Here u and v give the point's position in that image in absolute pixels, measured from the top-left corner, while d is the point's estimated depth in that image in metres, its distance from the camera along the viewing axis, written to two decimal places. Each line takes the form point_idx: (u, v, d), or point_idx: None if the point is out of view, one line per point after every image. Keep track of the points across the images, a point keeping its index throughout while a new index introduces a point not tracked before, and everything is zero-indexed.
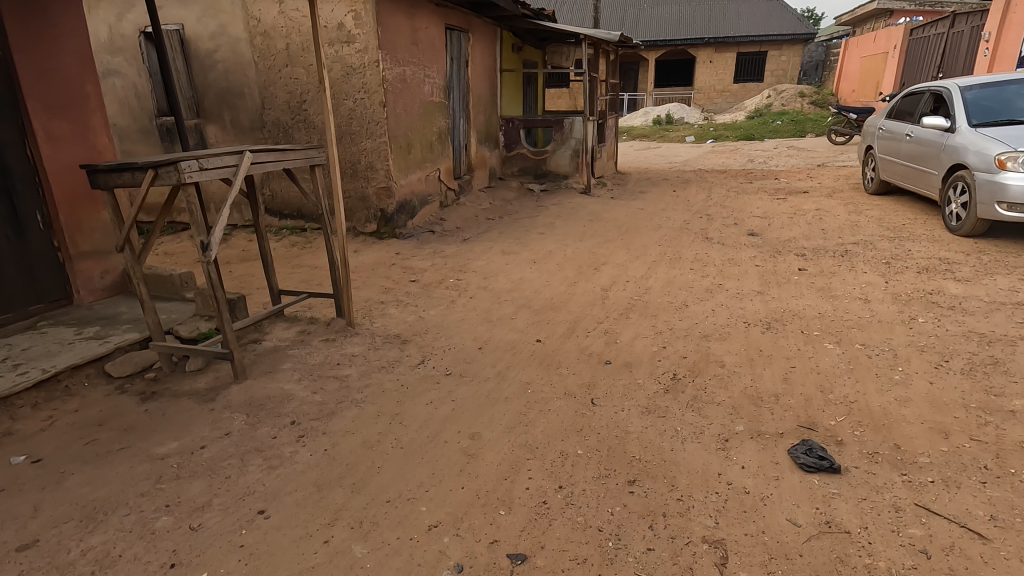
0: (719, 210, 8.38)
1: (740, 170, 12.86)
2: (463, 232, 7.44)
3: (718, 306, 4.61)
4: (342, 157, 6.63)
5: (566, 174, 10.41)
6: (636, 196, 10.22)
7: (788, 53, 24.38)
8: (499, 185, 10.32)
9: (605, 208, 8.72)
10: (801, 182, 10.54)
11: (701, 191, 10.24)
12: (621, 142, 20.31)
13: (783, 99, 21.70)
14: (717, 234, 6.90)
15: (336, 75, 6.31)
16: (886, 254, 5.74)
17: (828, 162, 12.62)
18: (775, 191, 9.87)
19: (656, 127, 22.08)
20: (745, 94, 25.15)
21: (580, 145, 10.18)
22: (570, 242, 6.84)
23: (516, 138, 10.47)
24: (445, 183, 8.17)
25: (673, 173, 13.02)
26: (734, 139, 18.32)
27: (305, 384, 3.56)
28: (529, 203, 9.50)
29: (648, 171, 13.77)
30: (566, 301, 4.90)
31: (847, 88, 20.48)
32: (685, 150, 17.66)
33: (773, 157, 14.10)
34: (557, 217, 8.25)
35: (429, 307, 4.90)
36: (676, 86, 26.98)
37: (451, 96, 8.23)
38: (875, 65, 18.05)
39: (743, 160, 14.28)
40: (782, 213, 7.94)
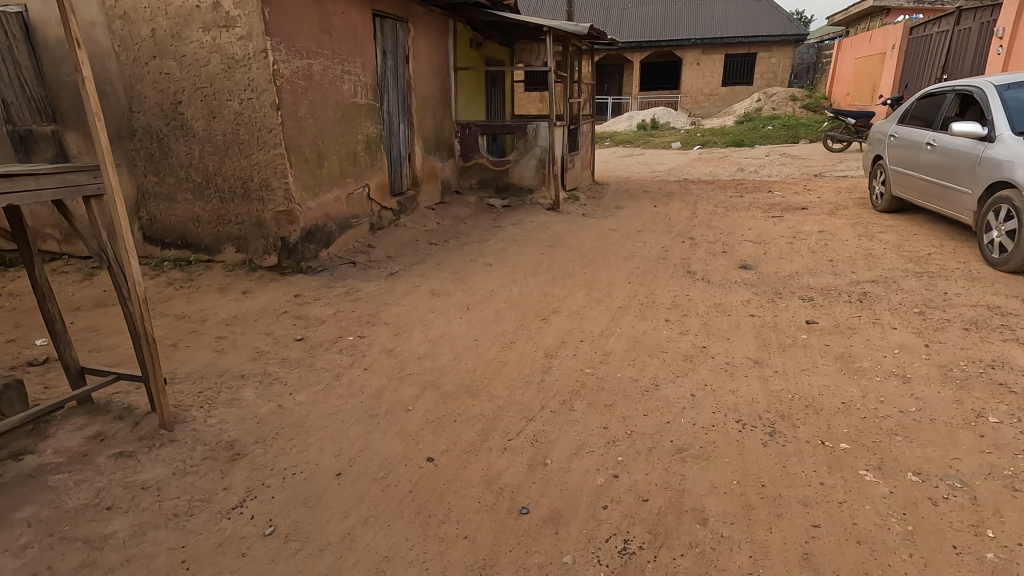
0: (704, 231, 7.12)
1: (730, 181, 11.63)
2: (393, 263, 6.10)
3: (699, 387, 3.30)
4: (231, 172, 5.27)
5: (531, 187, 9.11)
6: (610, 213, 8.93)
7: (778, 55, 23.34)
8: (454, 201, 8.98)
9: (572, 230, 7.40)
10: (798, 196, 9.32)
11: (685, 207, 8.98)
12: (603, 149, 19.08)
13: (773, 103, 20.57)
14: (701, 266, 5.62)
15: (215, 69, 4.96)
16: (916, 298, 4.48)
17: (826, 172, 11.42)
18: (768, 206, 8.62)
19: (641, 132, 20.87)
20: (734, 98, 24.06)
21: (546, 154, 8.88)
22: (520, 277, 5.52)
23: (473, 146, 9.13)
24: (378, 201, 6.82)
25: (655, 184, 11.78)
26: (723, 146, 17.14)
27: (24, 561, 2.17)
28: (486, 221, 8.16)
29: (629, 182, 12.51)
30: (492, 376, 3.57)
31: (841, 92, 19.39)
32: (671, 157, 16.43)
33: (765, 166, 12.90)
34: (514, 241, 6.93)
35: (303, 385, 3.54)
36: (661, 89, 25.87)
37: (385, 97, 6.90)
38: (872, 67, 16.97)
39: (732, 169, 13.07)
40: (779, 236, 6.68)
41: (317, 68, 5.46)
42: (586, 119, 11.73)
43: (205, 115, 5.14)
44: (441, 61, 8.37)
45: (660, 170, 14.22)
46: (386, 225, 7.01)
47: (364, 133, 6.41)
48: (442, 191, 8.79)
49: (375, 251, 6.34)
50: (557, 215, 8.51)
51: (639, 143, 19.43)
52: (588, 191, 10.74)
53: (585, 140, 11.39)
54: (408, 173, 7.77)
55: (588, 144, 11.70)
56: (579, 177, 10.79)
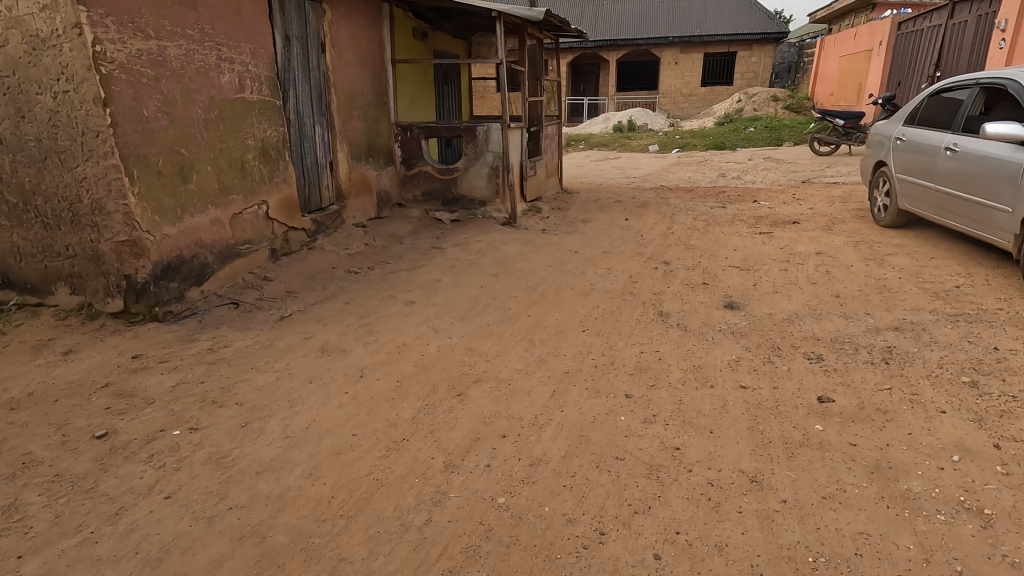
0: (681, 254, 5.97)
1: (711, 188, 10.55)
2: (290, 303, 4.82)
3: (666, 540, 2.10)
4: (53, 191, 3.96)
5: (483, 199, 7.89)
6: (574, 229, 7.73)
7: (759, 54, 22.47)
8: (393, 216, 7.72)
9: (523, 253, 6.19)
10: (788, 207, 8.22)
11: (660, 221, 7.84)
12: (577, 153, 17.98)
13: (755, 103, 19.64)
14: (675, 305, 4.44)
15: (17, 51, 3.67)
16: (959, 359, 3.33)
17: (815, 178, 10.40)
18: (755, 220, 7.50)
19: (617, 134, 19.81)
20: (714, 99, 23.13)
21: (499, 161, 7.65)
22: (442, 324, 4.28)
23: (416, 151, 7.87)
24: (282, 221, 5.55)
25: (629, 193, 10.63)
26: (703, 148, 16.14)
27: None
28: (425, 241, 6.91)
29: (601, 190, 11.34)
30: (353, 514, 2.33)
31: (824, 92, 18.52)
32: (648, 161, 15.37)
33: (749, 171, 11.85)
34: (450, 269, 5.69)
35: (52, 536, 2.26)
36: (639, 89, 24.91)
37: (291, 93, 5.64)
38: (857, 65, 16.08)
39: (713, 175, 12.01)
40: (771, 260, 5.56)
41: (174, 53, 4.18)
42: (552, 120, 10.57)
43: (12, 114, 3.87)
44: (374, 52, 7.13)
45: (636, 176, 13.12)
46: (293, 249, 5.74)
47: (258, 138, 5.14)
48: (378, 204, 7.52)
49: (272, 286, 5.05)
50: (512, 232, 7.28)
51: (615, 146, 18.36)
52: (551, 202, 9.55)
53: (550, 144, 10.21)
54: (330, 185, 6.53)
55: (554, 148, 10.55)
56: (543, 186, 9.58)
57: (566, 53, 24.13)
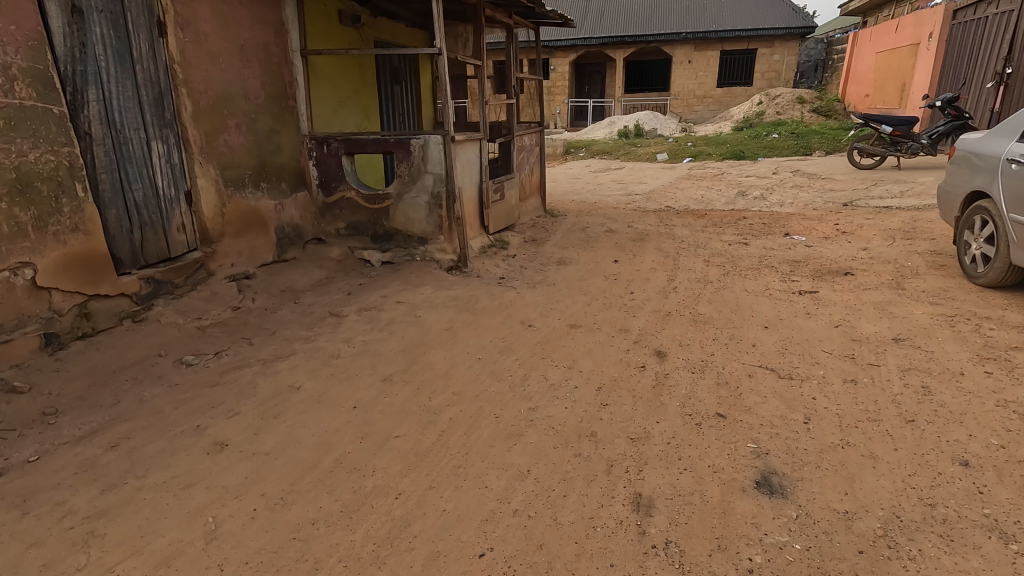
0: (683, 337, 3.99)
1: (728, 212, 8.52)
2: (28, 441, 2.93)
3: None
4: None
5: (422, 236, 5.93)
6: (543, 276, 5.76)
7: (782, 51, 20.25)
8: (301, 258, 5.83)
9: (451, 328, 4.24)
10: (832, 246, 6.19)
11: (660, 266, 5.85)
12: (576, 163, 16.03)
13: (778, 105, 17.48)
14: (664, 478, 2.47)
15: None
16: None
17: (859, 201, 8.33)
18: (791, 269, 5.49)
19: (621, 140, 17.79)
20: (731, 101, 20.98)
21: (440, 186, 5.66)
22: (234, 517, 2.34)
23: (335, 171, 5.95)
24: (72, 288, 3.68)
25: (626, 218, 8.62)
26: (719, 158, 14.09)
27: None
28: (328, 299, 5.00)
29: (593, 213, 9.35)
30: None
31: (858, 93, 16.31)
32: (654, 172, 13.34)
33: (774, 189, 9.78)
34: (331, 360, 3.77)
35: None
36: (649, 90, 22.83)
37: (93, 95, 3.80)
38: (900, 62, 13.88)
39: (730, 192, 9.97)
40: (824, 356, 3.55)
41: None
42: (531, 127, 8.57)
43: None
44: (265, 40, 5.24)
45: (639, 192, 11.12)
46: (100, 327, 3.86)
47: (5, 167, 3.27)
48: (279, 243, 5.63)
49: (19, 404, 3.16)
50: (453, 284, 5.34)
51: (619, 154, 16.37)
52: (525, 232, 7.58)
53: (525, 157, 8.21)
54: (190, 224, 4.65)
55: (533, 162, 8.57)
56: (514, 211, 7.61)
57: (568, 51, 22.14)
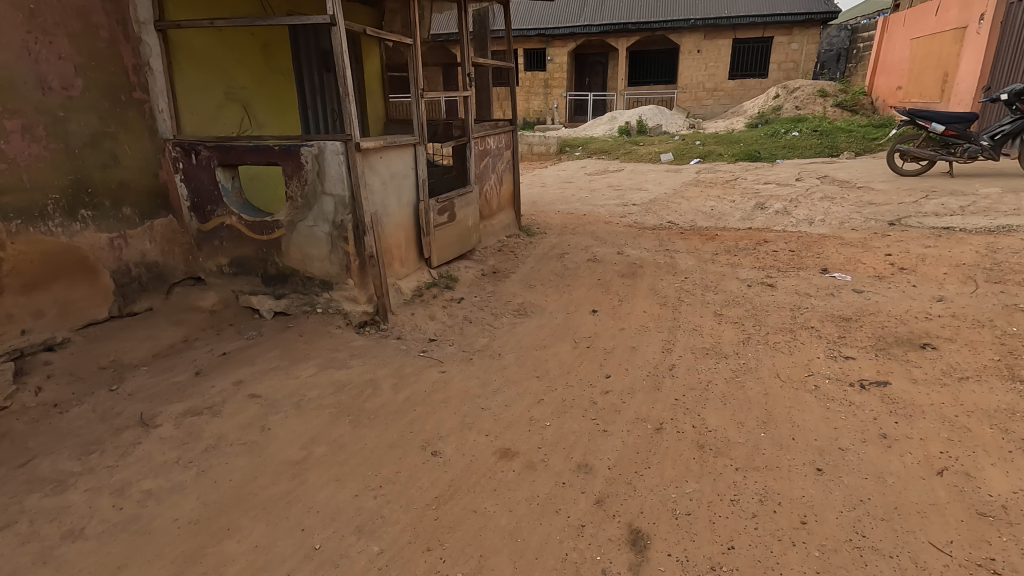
0: (681, 495, 2.37)
1: (744, 232, 6.87)
2: None
3: None
4: None
5: (324, 279, 4.31)
6: (489, 337, 4.14)
7: (801, 39, 18.39)
8: (158, 310, 4.25)
9: (305, 459, 2.63)
10: (891, 292, 4.52)
11: (652, 325, 4.23)
12: (571, 164, 14.38)
13: (797, 99, 15.69)
14: None
15: None
16: None
17: (908, 221, 6.64)
18: (838, 334, 3.85)
19: (622, 138, 16.10)
20: (744, 95, 19.18)
21: (343, 212, 4.04)
22: None
23: (207, 188, 4.37)
24: None
25: (617, 240, 6.98)
26: (731, 159, 12.39)
27: None
28: (159, 385, 3.41)
29: (578, 230, 7.69)
30: None
31: (890, 85, 14.50)
32: (657, 176, 11.67)
33: (799, 200, 8.11)
34: (63, 543, 2.17)
35: None
36: (654, 83, 21.03)
37: None
38: (943, 49, 12.09)
39: (746, 204, 8.30)
40: (938, 570, 1.93)
41: None
42: (501, 125, 6.87)
43: None
44: (81, 1, 3.65)
45: (637, 201, 9.46)
46: None
47: None
48: (120, 292, 4.05)
49: None
50: (353, 356, 3.74)
51: (620, 153, 14.69)
52: (484, 263, 5.95)
53: (489, 164, 6.55)
54: None
55: (501, 169, 6.90)
56: (470, 235, 5.98)
57: (566, 40, 20.38)
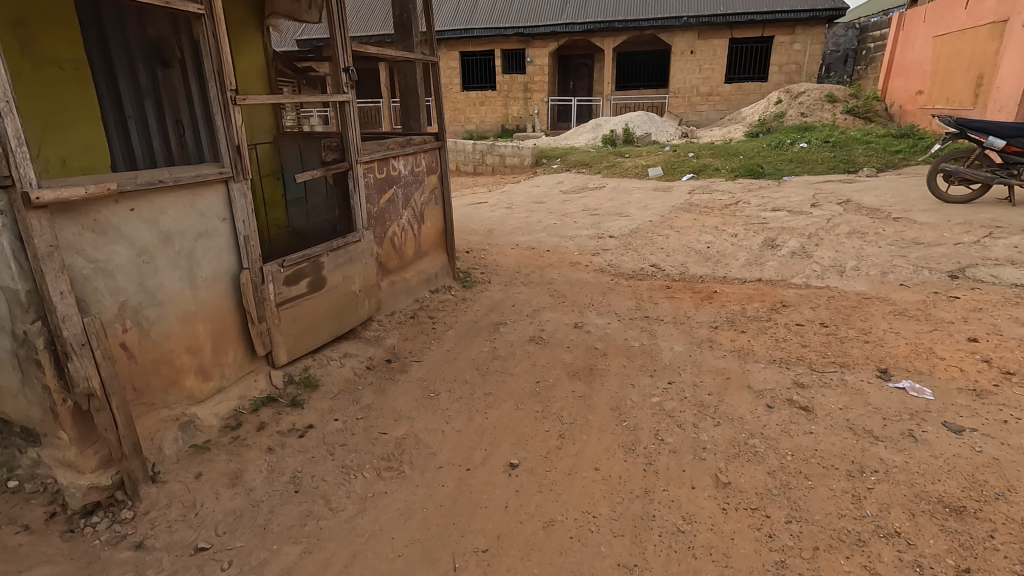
0: None
1: (751, 288, 5.05)
2: None
3: None
4: None
5: (25, 427, 2.43)
6: (305, 546, 2.28)
7: (804, 38, 16.66)
8: None
9: None
10: (1011, 432, 2.69)
11: (603, 513, 2.37)
12: (546, 180, 12.59)
13: (803, 105, 13.95)
14: None
15: None
16: None
17: (977, 275, 4.85)
18: (953, 563, 2.01)
19: (606, 148, 14.33)
20: (742, 100, 17.44)
21: (24, 318, 2.18)
22: None
23: None
24: None
25: (580, 298, 5.14)
26: (730, 175, 10.61)
27: None
28: None
29: (534, 279, 5.86)
30: None
31: (908, 90, 12.78)
32: (642, 195, 9.86)
33: (820, 236, 6.30)
34: None
35: None
36: (643, 87, 19.27)
37: None
38: (977, 47, 10.34)
39: (752, 239, 6.49)
40: None
41: None
42: (421, 141, 5.04)
43: None
44: None
45: (615, 232, 7.64)
46: None
47: None
48: None
49: None
50: None
51: (602, 166, 12.91)
52: (376, 346, 4.10)
53: (400, 198, 4.71)
54: None
55: (421, 203, 5.06)
56: (358, 304, 4.14)
57: (547, 41, 18.61)
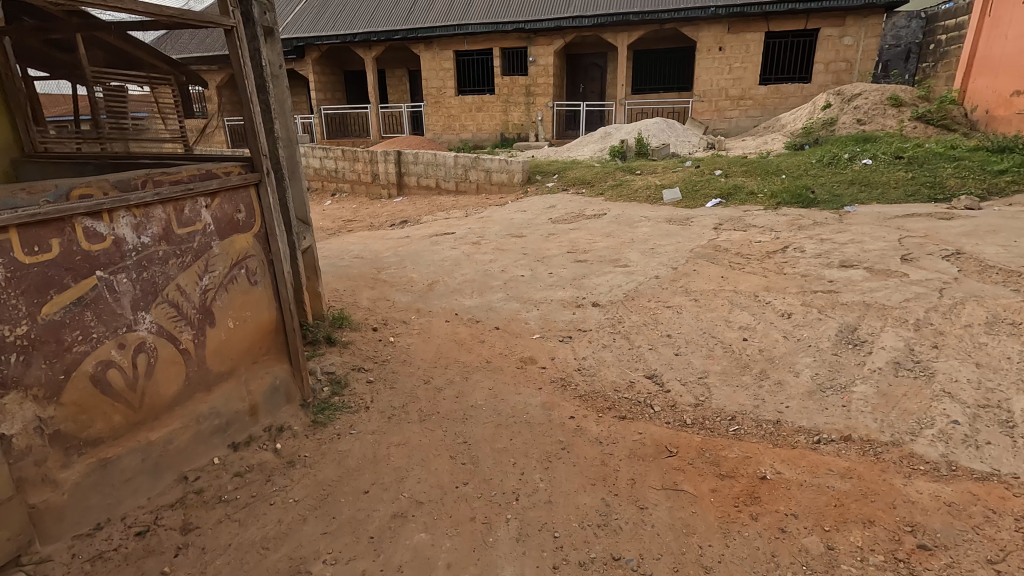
0: None
1: (835, 467, 2.56)
2: None
3: None
4: None
5: None
6: None
7: (857, 31, 13.92)
8: None
9: None
10: None
11: None
12: (536, 202, 10.17)
13: (859, 109, 11.28)
14: None
15: None
16: None
17: None
18: None
19: (613, 162, 11.85)
20: (780, 105, 14.77)
21: None
22: None
23: None
24: None
25: (499, 473, 2.72)
26: (770, 201, 8.04)
27: None
28: None
29: (443, 404, 3.44)
30: None
31: (998, 91, 10.04)
32: (651, 229, 7.37)
33: (937, 326, 3.76)
34: None
35: None
36: (663, 90, 16.71)
37: None
38: None
39: (816, 325, 3.99)
40: None
41: None
42: (201, 175, 2.68)
43: None
44: None
45: (603, 294, 5.18)
46: None
47: None
48: None
49: None
50: None
51: (606, 185, 10.45)
52: None
53: (124, 291, 2.36)
54: None
55: (202, 290, 2.71)
56: None
57: (552, 38, 16.21)
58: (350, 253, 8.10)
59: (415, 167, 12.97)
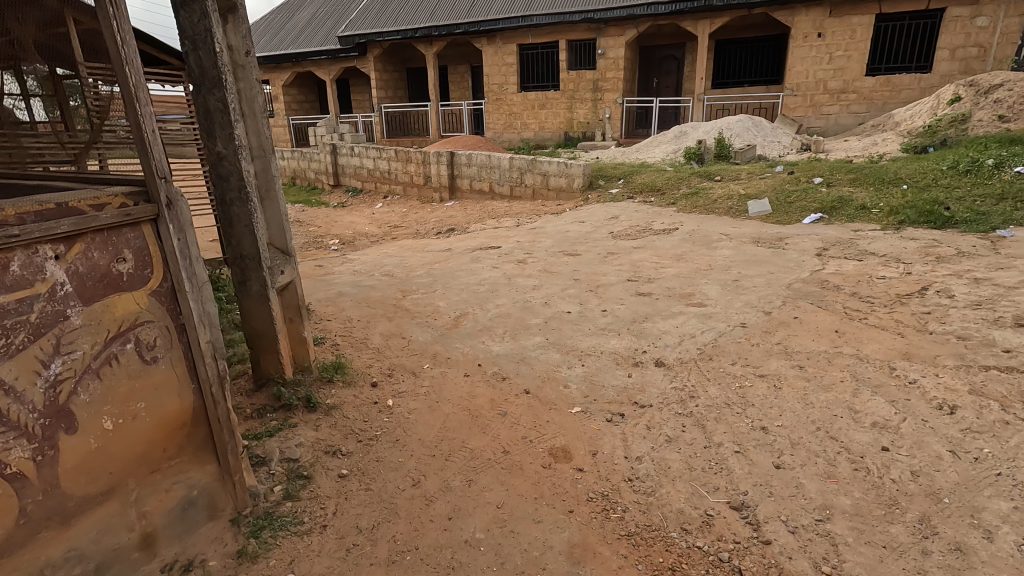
0: None
1: None
2: None
3: None
4: None
5: None
6: None
7: (995, 9, 11.61)
8: None
9: None
10: None
11: None
12: (597, 212, 8.95)
13: (1001, 103, 9.23)
14: None
15: None
16: None
17: None
18: None
19: (688, 166, 10.40)
20: (891, 99, 12.67)
21: None
22: None
23: None
24: None
25: None
26: (889, 219, 6.44)
27: None
28: None
29: (426, 533, 2.39)
30: None
31: None
32: (734, 252, 6.00)
33: None
34: None
35: None
36: (748, 84, 14.89)
37: None
38: None
39: (1001, 434, 2.61)
40: None
41: None
42: (46, 210, 1.78)
43: None
44: None
45: (671, 347, 3.96)
46: None
47: None
48: None
49: None
50: None
51: (680, 193, 9.06)
52: None
53: None
54: None
55: (49, 384, 1.81)
56: None
57: (624, 27, 14.81)
58: (382, 268, 7.24)
59: (468, 169, 12.06)
